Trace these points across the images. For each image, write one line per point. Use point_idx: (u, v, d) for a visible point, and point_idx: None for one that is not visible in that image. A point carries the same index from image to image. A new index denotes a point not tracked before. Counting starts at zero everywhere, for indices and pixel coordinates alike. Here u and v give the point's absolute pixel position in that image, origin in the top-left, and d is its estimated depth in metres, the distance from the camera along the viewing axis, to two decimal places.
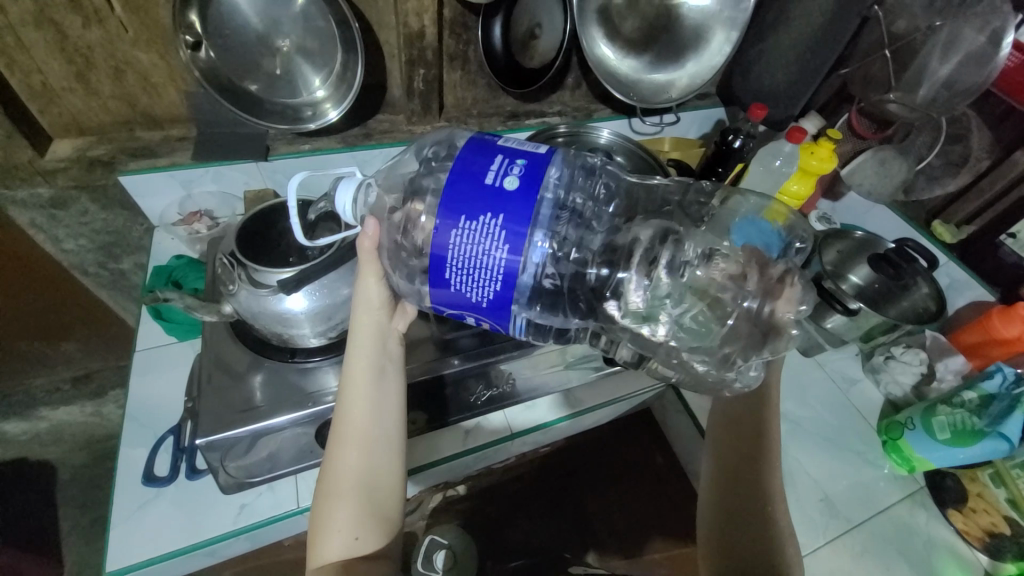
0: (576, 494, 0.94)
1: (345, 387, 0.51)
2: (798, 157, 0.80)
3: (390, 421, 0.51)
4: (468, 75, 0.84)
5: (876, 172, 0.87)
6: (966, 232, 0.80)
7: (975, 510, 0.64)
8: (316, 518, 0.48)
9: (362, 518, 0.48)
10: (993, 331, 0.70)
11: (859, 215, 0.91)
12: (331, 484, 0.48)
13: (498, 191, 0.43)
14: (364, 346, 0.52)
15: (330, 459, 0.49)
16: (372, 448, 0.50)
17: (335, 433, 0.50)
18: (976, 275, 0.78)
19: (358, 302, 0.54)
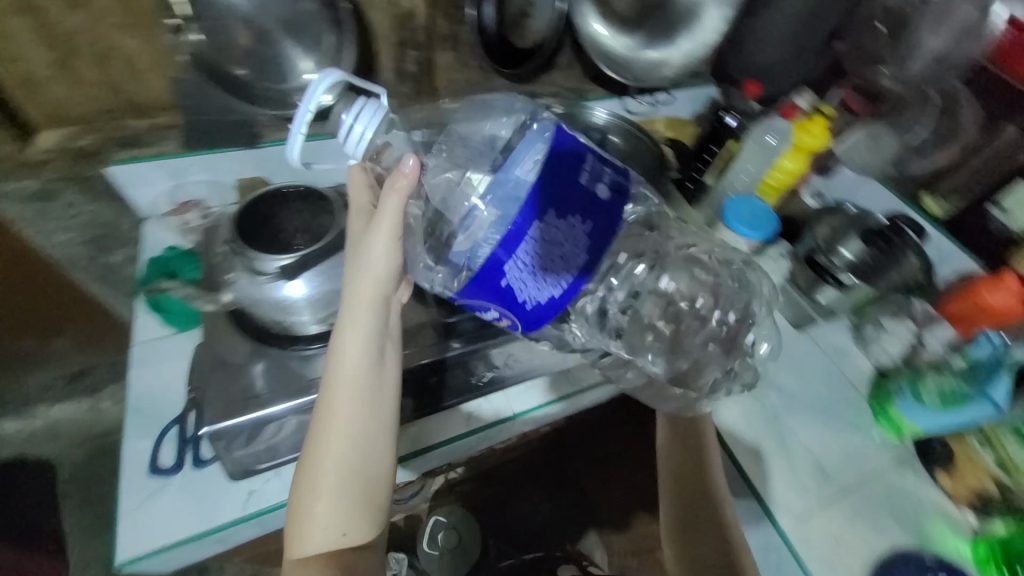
0: (574, 473, 0.96)
1: (333, 375, 0.51)
2: (791, 133, 0.80)
3: (379, 413, 0.51)
4: (460, 56, 0.82)
5: (868, 147, 0.87)
6: (955, 205, 0.81)
7: (963, 472, 0.66)
8: (294, 513, 0.48)
9: (349, 515, 0.48)
10: (980, 300, 0.71)
11: (849, 189, 0.89)
12: (314, 477, 0.48)
13: (593, 196, 0.47)
14: (351, 332, 0.52)
15: (313, 451, 0.49)
16: (362, 440, 0.50)
17: (319, 423, 0.50)
18: (964, 246, 0.79)
19: (351, 285, 0.53)
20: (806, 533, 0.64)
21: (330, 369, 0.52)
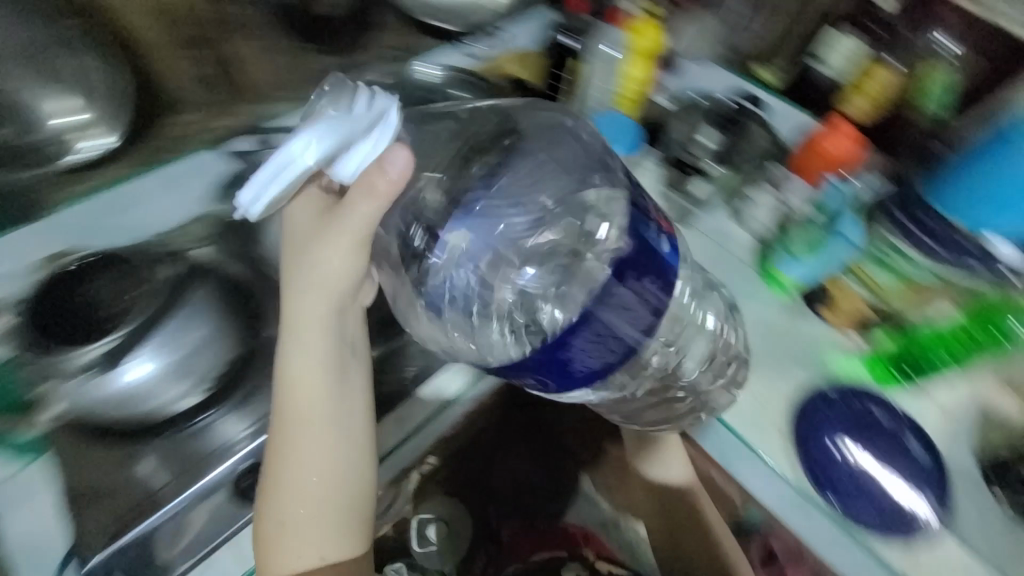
0: (543, 428, 0.95)
1: (285, 412, 0.59)
2: (627, 40, 0.79)
3: (336, 445, 0.59)
4: (267, 43, 0.83)
5: (698, 35, 0.90)
6: (785, 69, 0.86)
7: (840, 303, 0.72)
8: (270, 539, 0.57)
9: (327, 541, 0.58)
10: (821, 150, 0.74)
11: (697, 79, 0.88)
12: (283, 505, 0.57)
13: (664, 262, 0.56)
14: (295, 372, 0.59)
15: (276, 482, 0.58)
16: (321, 471, 0.58)
17: (278, 454, 0.58)
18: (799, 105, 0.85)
19: (297, 316, 0.59)
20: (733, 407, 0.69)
21: (283, 404, 0.59)
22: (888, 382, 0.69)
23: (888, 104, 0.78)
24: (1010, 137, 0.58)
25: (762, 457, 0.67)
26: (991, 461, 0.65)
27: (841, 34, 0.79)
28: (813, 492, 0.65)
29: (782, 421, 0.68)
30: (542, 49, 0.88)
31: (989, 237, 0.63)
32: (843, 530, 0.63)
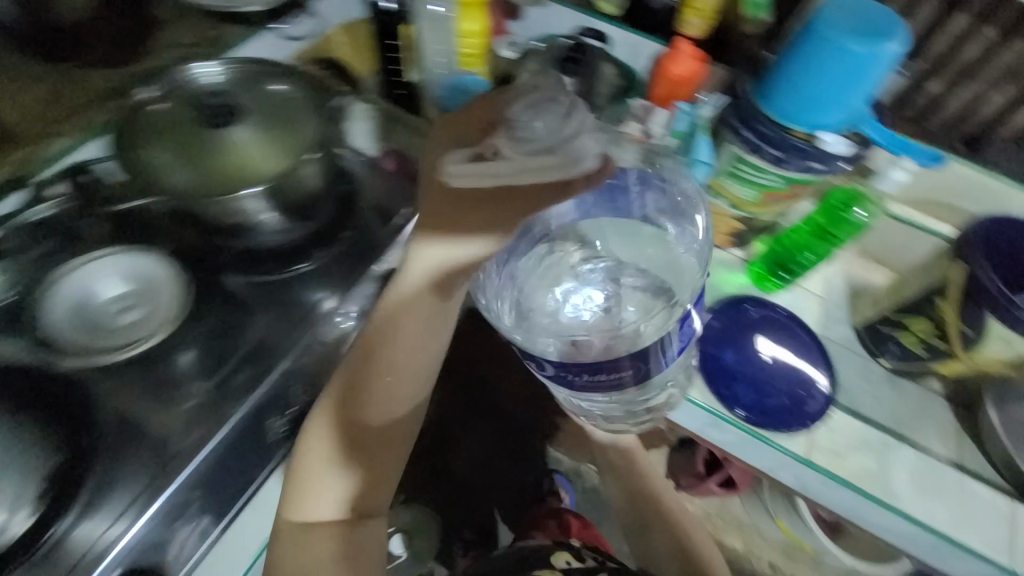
0: (488, 408, 1.15)
1: (339, 385, 0.59)
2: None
3: (373, 435, 0.62)
4: (28, 83, 0.77)
5: None
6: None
7: (716, 225, 0.69)
8: (295, 480, 0.62)
9: (353, 497, 0.65)
10: (669, 75, 0.73)
11: (544, 21, 0.86)
12: (313, 457, 0.61)
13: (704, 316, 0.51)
14: (387, 345, 0.56)
15: (311, 440, 0.61)
16: (354, 440, 0.61)
17: (327, 414, 0.60)
18: (644, 31, 0.83)
19: (415, 287, 0.53)
20: None
21: (342, 376, 0.59)
22: (767, 287, 0.72)
23: (716, 18, 0.77)
24: (838, 43, 0.50)
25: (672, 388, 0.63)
26: (866, 328, 0.74)
27: None
28: (722, 408, 0.63)
29: None
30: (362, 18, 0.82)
31: (826, 145, 0.56)
32: (758, 437, 0.61)
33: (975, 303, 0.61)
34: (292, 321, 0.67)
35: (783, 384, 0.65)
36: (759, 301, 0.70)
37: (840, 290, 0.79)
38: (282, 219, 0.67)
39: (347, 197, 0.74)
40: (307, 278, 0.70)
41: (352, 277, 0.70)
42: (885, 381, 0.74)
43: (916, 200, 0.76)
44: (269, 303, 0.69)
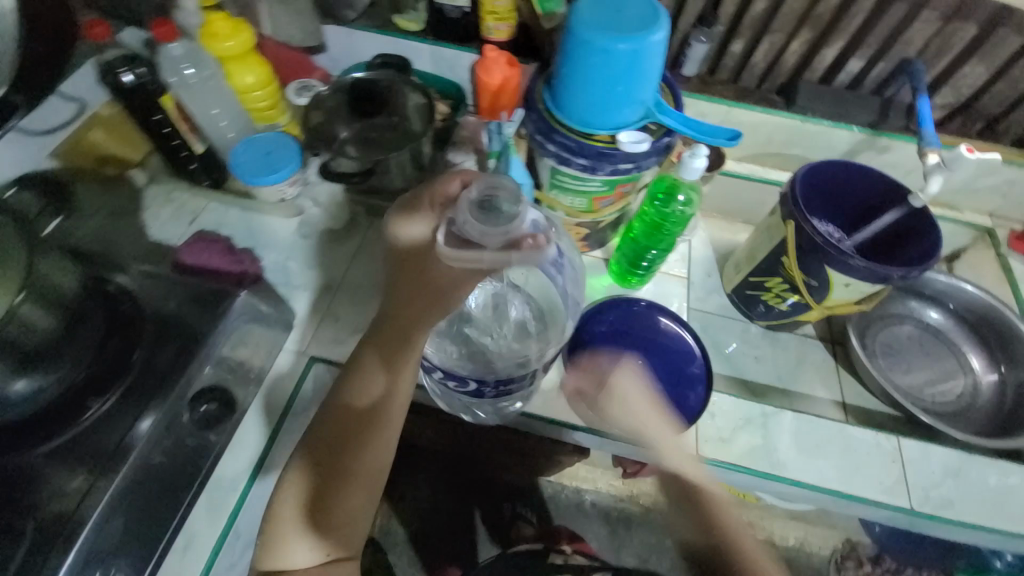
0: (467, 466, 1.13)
1: (323, 414, 0.54)
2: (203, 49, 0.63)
3: (339, 445, 0.52)
4: None
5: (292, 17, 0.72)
6: (424, 10, 0.75)
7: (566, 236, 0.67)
8: (268, 536, 0.50)
9: (317, 543, 0.50)
10: (487, 85, 0.66)
11: (348, 50, 0.76)
12: (289, 501, 0.51)
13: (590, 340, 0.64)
14: (358, 368, 0.54)
15: (290, 480, 0.52)
16: (334, 478, 0.51)
17: (306, 447, 0.53)
18: (456, 44, 0.74)
19: (376, 332, 0.55)
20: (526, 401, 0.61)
21: (327, 403, 0.55)
22: (630, 284, 0.70)
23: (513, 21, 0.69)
24: (603, 43, 0.47)
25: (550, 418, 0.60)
26: (737, 294, 0.74)
27: None
28: (603, 428, 0.60)
29: (552, 377, 0.63)
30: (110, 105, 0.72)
31: (624, 142, 0.52)
32: (643, 448, 0.59)
33: (813, 258, 0.62)
34: (92, 472, 0.50)
35: (660, 381, 0.63)
36: (624, 300, 0.67)
37: (706, 259, 0.79)
38: (19, 378, 0.50)
39: (121, 316, 0.56)
40: (94, 429, 0.52)
41: (161, 397, 0.53)
42: (764, 339, 0.74)
43: (756, 156, 0.81)
44: (63, 468, 0.50)
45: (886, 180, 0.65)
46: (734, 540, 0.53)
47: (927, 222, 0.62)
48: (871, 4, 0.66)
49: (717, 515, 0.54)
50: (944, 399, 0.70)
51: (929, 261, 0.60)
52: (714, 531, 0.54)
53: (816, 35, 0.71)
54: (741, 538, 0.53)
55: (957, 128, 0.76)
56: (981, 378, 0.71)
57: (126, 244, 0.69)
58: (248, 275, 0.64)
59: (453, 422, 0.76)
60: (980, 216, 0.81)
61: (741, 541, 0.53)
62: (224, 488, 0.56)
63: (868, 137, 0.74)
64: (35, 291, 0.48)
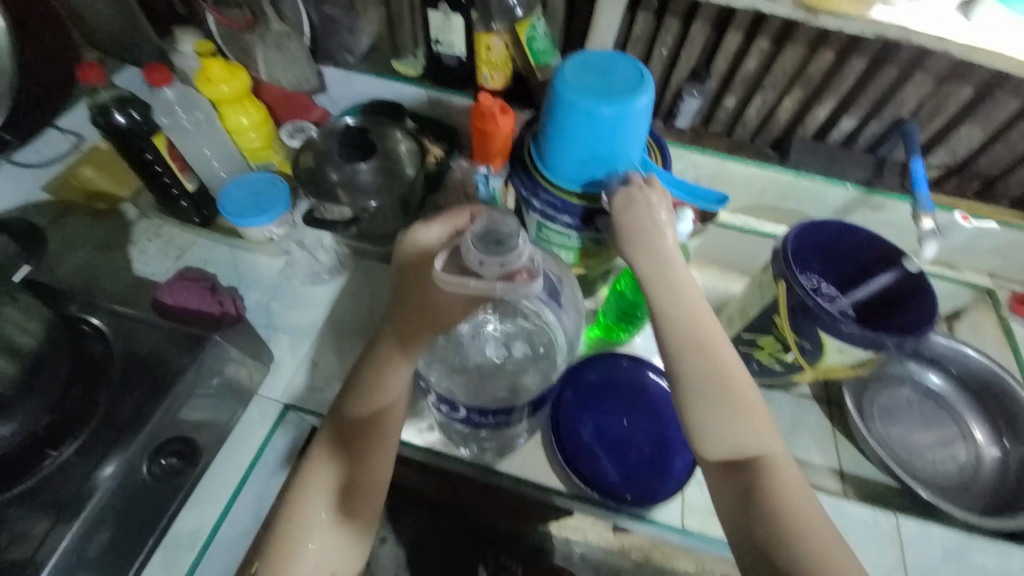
0: (461, 511, 1.09)
1: (324, 430, 0.50)
2: (200, 91, 0.64)
3: (350, 450, 0.48)
4: None
5: (287, 61, 0.73)
6: (422, 57, 0.76)
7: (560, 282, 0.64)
8: (270, 559, 0.45)
9: (333, 552, 0.46)
10: (489, 133, 0.64)
11: (346, 91, 0.77)
12: (294, 520, 0.46)
13: (579, 397, 0.63)
14: (354, 385, 0.51)
15: (291, 498, 0.47)
16: (341, 493, 0.47)
17: (310, 464, 0.48)
18: (450, 89, 0.75)
19: (378, 341, 0.52)
20: (506, 461, 0.59)
21: (327, 418, 0.51)
22: (618, 339, 0.67)
23: (507, 69, 0.70)
24: (586, 106, 0.47)
25: (533, 482, 0.58)
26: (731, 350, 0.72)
27: (441, 13, 0.67)
28: (586, 493, 0.57)
29: (534, 435, 0.60)
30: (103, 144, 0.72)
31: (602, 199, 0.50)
32: (625, 516, 0.56)
33: (805, 321, 0.60)
34: (52, 515, 0.48)
35: (645, 444, 0.60)
36: (610, 355, 0.65)
37: None
38: None
39: (90, 358, 0.55)
40: (53, 477, 0.50)
41: (123, 442, 0.51)
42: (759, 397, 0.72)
43: (748, 208, 0.80)
44: (20, 514, 0.48)
45: (880, 244, 0.65)
46: (710, 371, 0.46)
47: (923, 288, 0.61)
48: (862, 67, 0.66)
49: (698, 341, 0.47)
50: (944, 470, 0.67)
51: (923, 329, 0.57)
52: (685, 362, 0.46)
53: (808, 93, 0.71)
54: (724, 368, 0.46)
55: (954, 188, 0.75)
56: (982, 449, 0.68)
57: (109, 280, 0.68)
58: (227, 316, 0.63)
59: (438, 469, 0.75)
60: (980, 275, 0.79)
61: (727, 385, 0.46)
62: (178, 546, 0.53)
63: (862, 195, 0.72)
64: None
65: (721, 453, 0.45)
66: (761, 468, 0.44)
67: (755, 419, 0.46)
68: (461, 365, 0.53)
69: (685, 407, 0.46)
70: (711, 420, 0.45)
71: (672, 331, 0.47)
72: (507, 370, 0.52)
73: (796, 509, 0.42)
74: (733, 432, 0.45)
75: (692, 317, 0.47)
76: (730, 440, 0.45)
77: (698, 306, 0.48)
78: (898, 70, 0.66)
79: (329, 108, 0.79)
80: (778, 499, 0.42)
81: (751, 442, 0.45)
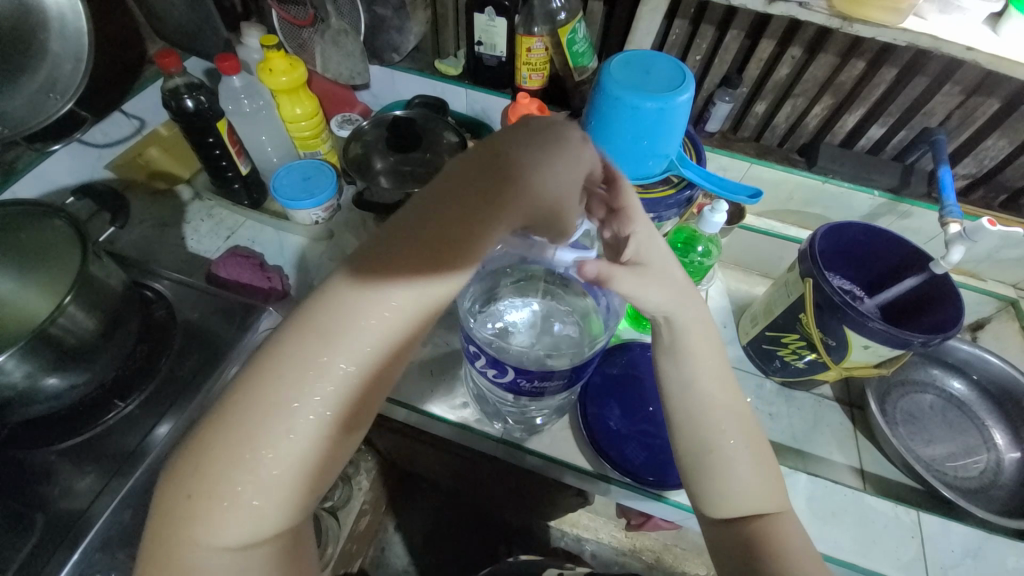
0: (471, 501, 1.11)
1: (271, 391, 0.32)
2: (262, 80, 0.69)
3: (328, 403, 0.33)
4: None
5: (339, 56, 0.77)
6: (463, 57, 0.80)
7: None
8: (159, 530, 0.33)
9: (250, 529, 0.33)
10: None
11: (390, 87, 0.82)
12: (219, 513, 0.32)
13: (609, 382, 0.65)
14: (345, 344, 0.33)
15: (215, 477, 0.32)
16: (310, 498, 0.34)
17: (249, 439, 0.32)
18: (489, 87, 0.78)
19: (410, 271, 0.34)
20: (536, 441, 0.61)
21: (252, 374, 0.33)
22: (643, 328, 0.70)
23: (547, 69, 0.73)
24: (630, 100, 0.50)
25: (561, 462, 0.60)
26: (756, 348, 0.73)
27: (486, 15, 0.70)
28: (612, 474, 0.59)
29: (562, 418, 0.63)
30: (169, 127, 0.78)
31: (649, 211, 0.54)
32: (652, 497, 0.58)
33: (831, 318, 0.61)
34: (106, 472, 0.52)
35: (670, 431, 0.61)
36: (636, 346, 0.68)
37: (723, 310, 0.80)
38: (53, 376, 0.50)
39: (154, 321, 0.60)
40: (115, 429, 0.54)
41: (181, 405, 0.55)
42: (779, 396, 0.73)
43: (774, 212, 0.82)
44: (76, 467, 0.52)
45: (909, 247, 0.66)
46: (715, 408, 0.45)
47: (949, 289, 0.62)
48: (893, 77, 0.68)
49: (712, 405, 0.45)
50: (965, 474, 0.67)
51: (953, 329, 0.58)
52: (698, 411, 0.45)
53: (838, 101, 0.73)
54: (714, 414, 0.45)
55: (981, 198, 0.76)
56: (1004, 455, 0.68)
57: (164, 254, 0.73)
58: (275, 292, 0.66)
59: (461, 449, 0.77)
60: (1004, 287, 0.79)
61: (737, 449, 0.45)
62: None
63: (888, 202, 0.74)
64: (76, 295, 0.48)
65: (725, 509, 0.45)
66: (770, 524, 0.45)
67: (759, 470, 0.46)
68: (501, 332, 0.54)
69: (703, 457, 0.45)
70: (723, 472, 0.45)
71: (691, 384, 0.45)
72: (552, 347, 0.53)
73: (798, 569, 0.42)
74: (733, 485, 0.45)
75: (698, 346, 0.46)
76: (731, 497, 0.45)
77: (722, 376, 0.47)
78: (929, 80, 0.67)
79: (369, 105, 0.85)
80: (776, 544, 0.43)
81: (752, 495, 0.45)
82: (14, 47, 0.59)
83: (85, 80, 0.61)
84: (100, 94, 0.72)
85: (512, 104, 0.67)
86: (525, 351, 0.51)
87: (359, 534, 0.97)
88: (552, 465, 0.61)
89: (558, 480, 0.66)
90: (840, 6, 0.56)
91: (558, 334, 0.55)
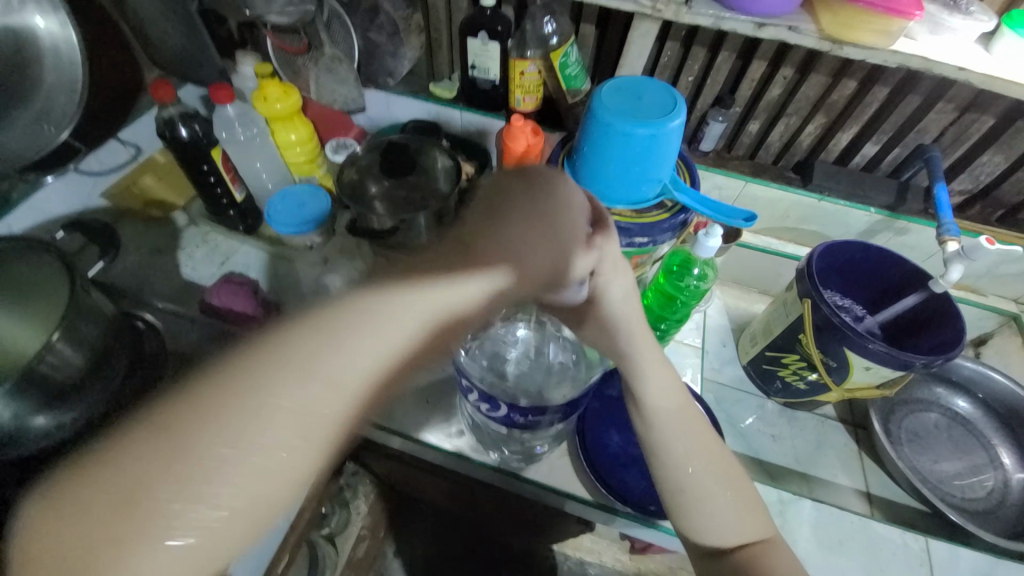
0: (471, 524, 1.09)
1: (236, 403, 0.30)
2: (256, 108, 0.69)
3: (294, 418, 0.31)
4: None
5: (334, 82, 0.77)
6: (457, 81, 0.81)
7: None
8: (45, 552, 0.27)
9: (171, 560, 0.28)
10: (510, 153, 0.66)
11: (385, 110, 0.82)
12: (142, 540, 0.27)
13: (608, 407, 0.64)
14: (325, 356, 0.32)
15: (141, 515, 0.28)
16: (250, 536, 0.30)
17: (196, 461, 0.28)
18: (483, 110, 0.78)
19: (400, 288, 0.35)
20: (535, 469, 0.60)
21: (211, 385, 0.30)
22: None
23: (540, 91, 0.73)
24: (622, 127, 0.50)
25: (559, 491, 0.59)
26: (756, 368, 0.72)
27: (479, 40, 0.71)
28: (614, 504, 0.57)
29: (561, 445, 0.62)
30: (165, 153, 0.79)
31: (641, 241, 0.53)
32: (652, 528, 0.56)
33: (829, 340, 0.60)
34: None
35: None
36: None
37: (721, 329, 0.79)
38: (41, 414, 0.49)
39: (146, 353, 0.60)
40: None
41: None
42: (781, 418, 0.72)
43: (771, 229, 0.82)
44: None
45: (906, 265, 0.65)
46: (678, 443, 0.45)
47: (949, 308, 0.61)
48: (885, 96, 0.68)
49: (676, 443, 0.45)
50: (973, 494, 0.66)
51: (954, 349, 0.57)
52: (670, 448, 0.45)
53: (831, 120, 0.73)
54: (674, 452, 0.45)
55: (978, 213, 0.76)
56: (1011, 474, 0.67)
57: (158, 282, 0.72)
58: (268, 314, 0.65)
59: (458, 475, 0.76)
60: (1005, 301, 0.79)
61: (709, 482, 0.44)
62: None
63: (885, 219, 0.73)
64: None
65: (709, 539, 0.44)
66: (755, 556, 0.44)
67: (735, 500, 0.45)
68: (495, 363, 0.53)
69: (680, 497, 0.44)
70: (700, 510, 0.44)
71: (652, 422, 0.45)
72: (546, 379, 0.53)
73: None
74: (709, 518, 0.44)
75: (659, 383, 0.45)
76: (713, 529, 0.44)
77: (687, 409, 0.46)
78: (921, 99, 0.67)
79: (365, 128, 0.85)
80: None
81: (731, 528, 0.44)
82: (8, 81, 0.59)
83: (80, 112, 0.62)
84: (95, 123, 0.72)
85: (505, 127, 0.67)
86: (518, 381, 0.51)
87: (357, 559, 0.95)
88: (550, 493, 0.60)
89: (559, 508, 0.64)
90: (829, 29, 0.56)
91: (551, 362, 0.55)
